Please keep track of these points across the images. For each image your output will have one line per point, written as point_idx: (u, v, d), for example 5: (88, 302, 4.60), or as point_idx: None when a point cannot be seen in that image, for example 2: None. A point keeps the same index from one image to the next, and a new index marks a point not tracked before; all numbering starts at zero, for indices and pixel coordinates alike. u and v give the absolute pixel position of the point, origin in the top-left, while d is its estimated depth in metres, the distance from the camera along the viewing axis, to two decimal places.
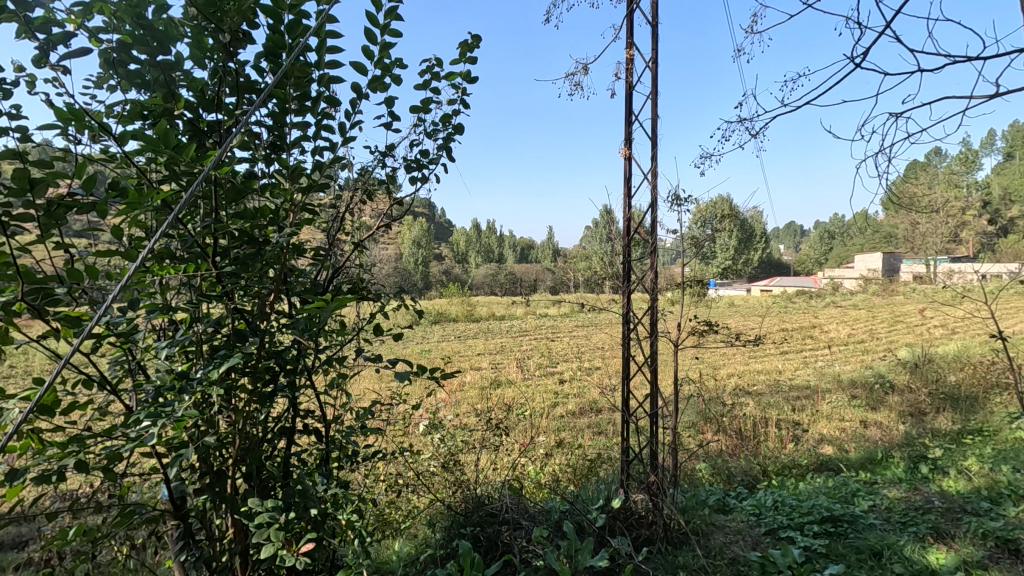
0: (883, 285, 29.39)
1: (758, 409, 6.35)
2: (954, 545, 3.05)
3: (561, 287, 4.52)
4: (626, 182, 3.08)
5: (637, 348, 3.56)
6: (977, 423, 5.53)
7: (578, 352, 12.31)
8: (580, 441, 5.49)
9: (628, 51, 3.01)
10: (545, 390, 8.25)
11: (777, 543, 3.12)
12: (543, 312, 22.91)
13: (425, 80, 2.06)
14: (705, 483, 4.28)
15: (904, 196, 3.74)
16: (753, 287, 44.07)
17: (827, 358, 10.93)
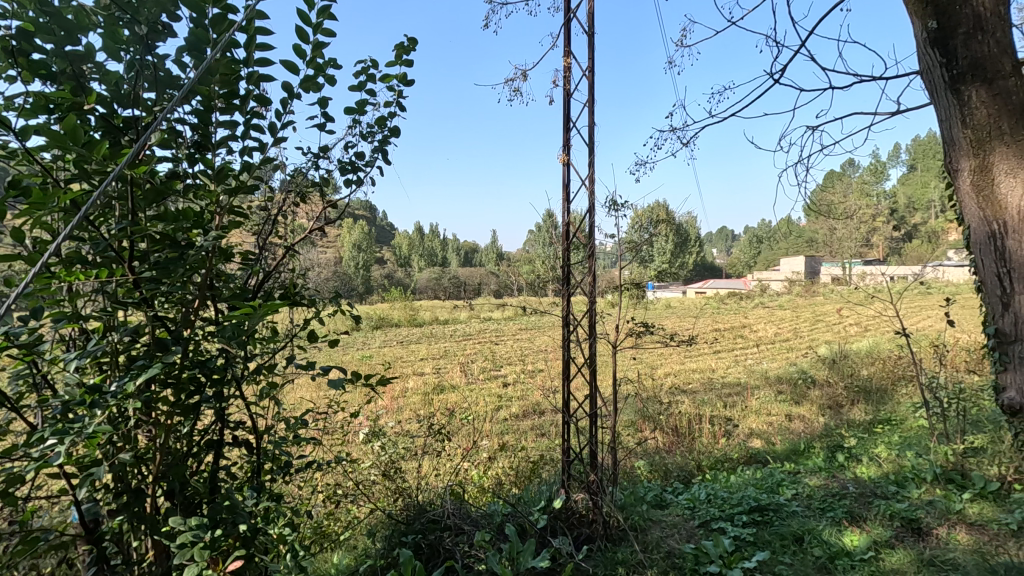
0: (805, 286, 31.36)
1: (693, 407, 6.63)
2: (866, 527, 3.29)
3: (504, 291, 4.54)
4: (566, 187, 3.14)
5: (577, 350, 3.63)
6: (886, 412, 6.01)
7: (521, 355, 12.41)
8: (524, 444, 5.53)
9: (566, 59, 3.08)
10: (489, 393, 8.26)
11: (709, 534, 3.27)
12: (488, 316, 22.95)
13: (360, 80, 2.03)
14: (644, 479, 4.41)
15: (822, 203, 4.03)
16: (688, 290, 46.00)
17: (756, 356, 11.55)
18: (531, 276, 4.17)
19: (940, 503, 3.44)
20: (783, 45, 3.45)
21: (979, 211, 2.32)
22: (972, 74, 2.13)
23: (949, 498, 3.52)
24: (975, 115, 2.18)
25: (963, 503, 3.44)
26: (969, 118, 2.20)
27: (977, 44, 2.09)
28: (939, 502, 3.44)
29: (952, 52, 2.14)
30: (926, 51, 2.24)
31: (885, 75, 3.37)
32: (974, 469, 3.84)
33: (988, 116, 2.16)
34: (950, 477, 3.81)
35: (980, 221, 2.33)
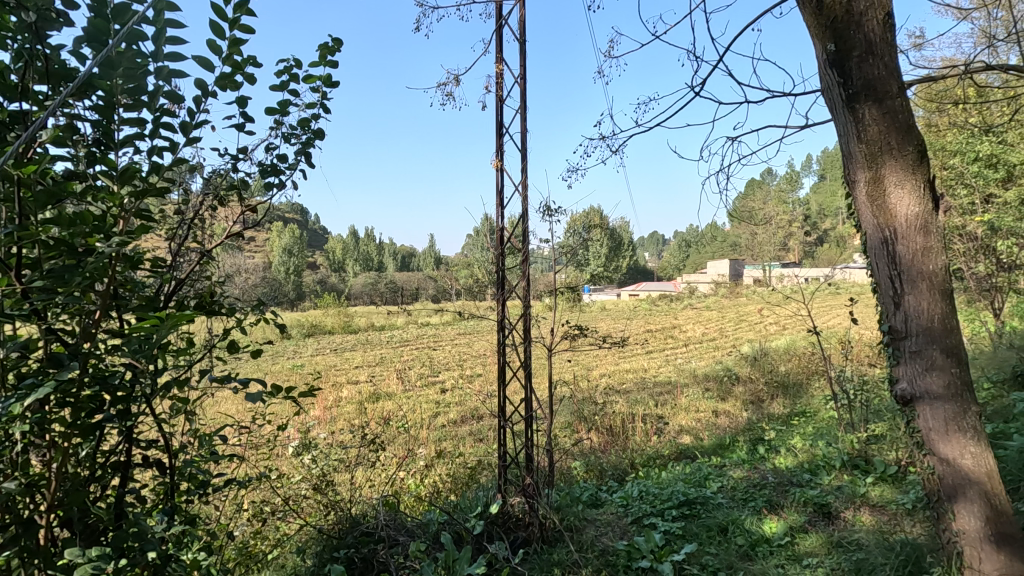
0: (730, 288, 33.14)
1: (627, 406, 6.83)
2: (783, 514, 3.51)
3: (442, 296, 4.50)
4: (500, 193, 3.16)
5: (513, 354, 3.64)
6: (802, 405, 6.44)
7: (460, 360, 12.35)
8: (462, 450, 5.49)
9: (499, 66, 3.10)
10: (426, 400, 8.16)
11: (641, 530, 3.37)
12: (425, 322, 22.69)
13: (283, 80, 1.96)
14: (580, 480, 4.49)
15: (744, 210, 4.26)
16: (622, 292, 47.48)
17: (685, 355, 12.07)
18: (469, 280, 4.16)
19: (847, 488, 3.71)
20: (700, 58, 3.27)
21: (873, 220, 2.40)
22: (865, 93, 2.24)
23: (854, 482, 3.82)
24: (868, 130, 2.28)
25: (866, 487, 3.74)
26: (863, 134, 2.29)
27: (869, 65, 2.20)
28: (847, 487, 3.72)
29: (848, 71, 2.24)
30: (826, 71, 2.35)
31: (795, 95, 3.29)
32: (876, 455, 4.18)
33: (880, 133, 2.26)
34: (856, 463, 4.13)
35: (875, 232, 2.41)
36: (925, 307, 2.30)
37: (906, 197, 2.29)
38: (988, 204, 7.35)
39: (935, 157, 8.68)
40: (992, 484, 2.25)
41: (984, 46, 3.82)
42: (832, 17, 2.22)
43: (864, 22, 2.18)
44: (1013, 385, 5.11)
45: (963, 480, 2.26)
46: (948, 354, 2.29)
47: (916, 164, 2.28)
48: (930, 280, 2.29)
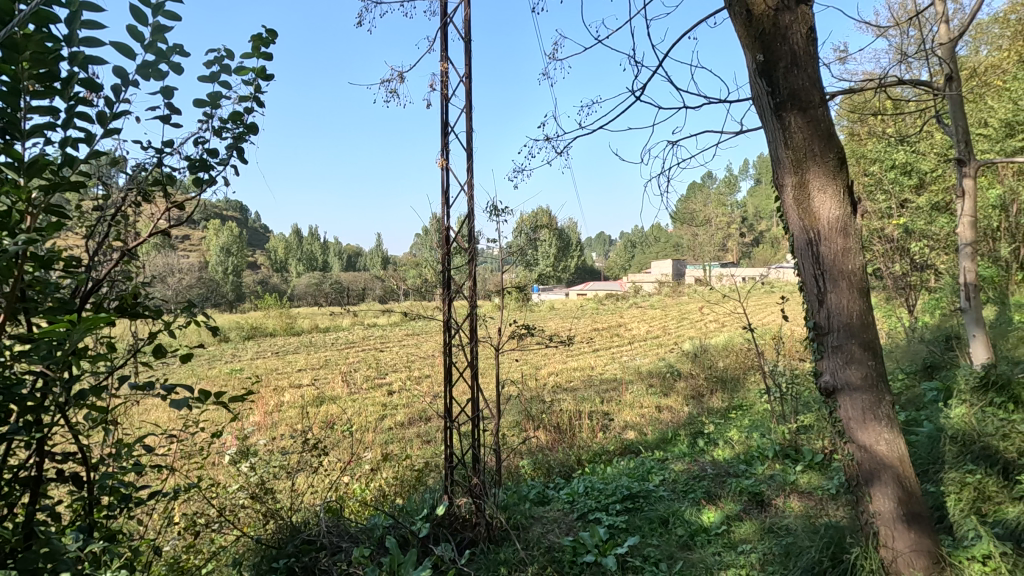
0: (673, 287, 34.32)
1: (574, 404, 6.94)
2: (720, 504, 3.66)
3: (389, 296, 4.41)
4: (445, 192, 3.14)
5: (460, 354, 3.63)
6: (739, 399, 6.74)
7: (407, 362, 12.20)
8: (410, 453, 5.42)
9: (443, 64, 3.08)
10: (373, 403, 8.01)
11: (586, 525, 3.43)
12: (373, 323, 22.27)
13: (212, 72, 1.87)
14: (528, 478, 4.52)
15: (687, 212, 4.42)
16: (570, 291, 48.24)
17: (630, 353, 12.40)
18: (418, 280, 4.11)
19: (778, 476, 3.92)
20: (635, 61, 3.12)
21: (799, 223, 2.53)
22: (791, 102, 2.36)
23: (785, 470, 4.04)
24: (794, 137, 2.41)
25: (796, 474, 3.96)
26: (790, 141, 2.43)
27: (794, 76, 2.33)
28: (778, 476, 3.92)
29: (775, 81, 2.36)
30: (756, 80, 2.46)
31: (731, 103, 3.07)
32: (805, 444, 4.43)
33: (804, 140, 2.40)
34: (786, 453, 4.36)
35: (800, 234, 2.55)
36: (845, 305, 2.46)
37: (828, 202, 2.44)
38: (903, 208, 7.93)
39: (858, 164, 9.27)
40: (902, 468, 2.43)
41: (898, 62, 4.10)
42: (760, 29, 2.33)
43: (789, 35, 2.30)
44: (923, 375, 5.54)
45: (878, 465, 2.43)
46: (865, 347, 2.45)
47: (836, 170, 2.43)
48: (849, 279, 2.45)
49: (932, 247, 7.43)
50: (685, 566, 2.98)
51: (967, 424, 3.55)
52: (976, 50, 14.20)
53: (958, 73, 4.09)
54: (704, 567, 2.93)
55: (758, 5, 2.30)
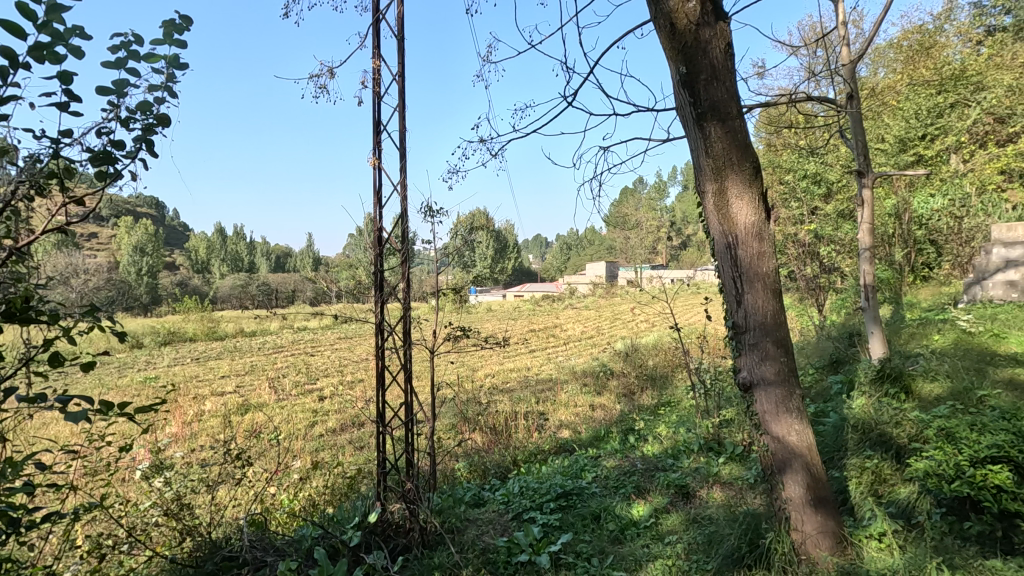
0: (607, 289, 35.34)
1: (511, 404, 7.00)
2: (648, 498, 3.80)
3: (320, 298, 4.26)
4: (378, 192, 3.08)
5: (394, 357, 3.56)
6: (667, 396, 7.03)
7: (340, 366, 11.85)
8: (341, 460, 5.26)
9: (375, 61, 3.01)
10: (302, 409, 7.70)
11: (521, 525, 3.46)
12: (303, 326, 21.44)
13: (117, 57, 1.74)
14: (464, 481, 4.50)
15: (619, 216, 4.55)
16: (507, 292, 48.53)
17: (565, 353, 12.63)
18: (351, 281, 4.00)
19: (703, 469, 4.12)
20: (566, 67, 3.28)
21: (719, 228, 2.67)
22: (711, 113, 2.49)
23: (709, 463, 4.25)
24: (714, 147, 2.54)
25: (719, 466, 4.17)
26: (710, 150, 2.56)
27: (714, 88, 2.46)
28: (703, 469, 4.12)
29: (697, 92, 2.48)
30: (679, 90, 2.57)
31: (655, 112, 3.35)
32: (726, 437, 4.68)
33: (723, 149, 2.54)
34: (710, 446, 4.59)
35: (720, 238, 2.68)
36: (759, 305, 2.62)
37: (745, 208, 2.59)
38: (813, 215, 8.56)
39: (774, 173, 9.93)
40: (810, 456, 2.62)
41: (806, 79, 4.42)
42: (683, 42, 2.44)
43: (709, 49, 2.42)
44: (830, 369, 6.01)
45: (789, 454, 2.60)
46: (777, 345, 2.62)
47: (752, 178, 2.59)
48: (763, 281, 2.61)
49: (838, 250, 8.06)
50: (615, 559, 3.06)
51: (867, 414, 3.88)
52: (875, 71, 15.65)
53: (858, 92, 4.46)
54: (634, 560, 3.02)
55: (681, 18, 2.41)
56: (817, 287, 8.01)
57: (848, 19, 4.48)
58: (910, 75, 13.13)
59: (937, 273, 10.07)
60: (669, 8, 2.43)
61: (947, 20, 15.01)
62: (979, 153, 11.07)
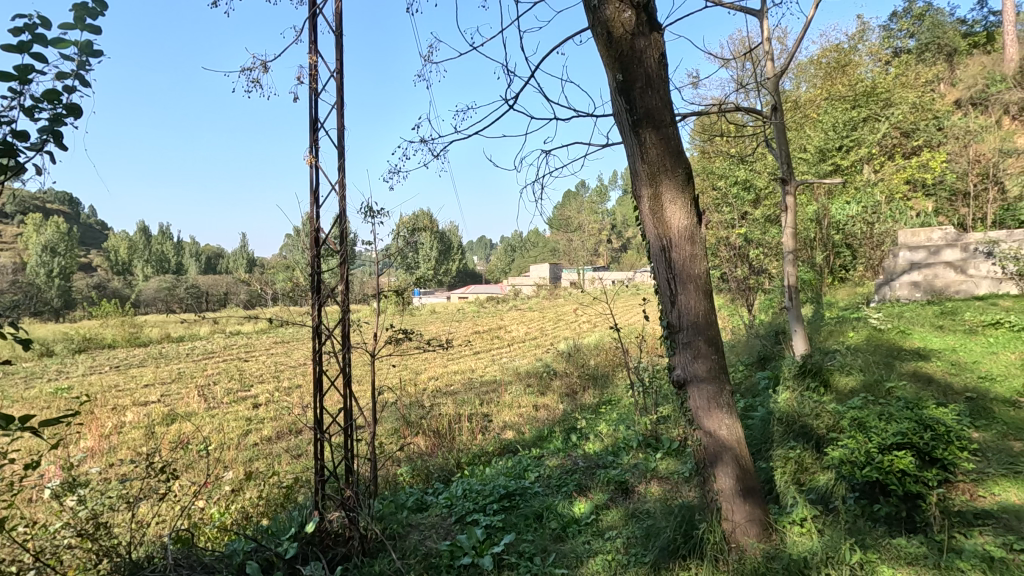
0: (551, 290, 35.79)
1: (454, 407, 6.95)
2: (589, 495, 3.89)
3: (254, 301, 4.08)
4: (314, 192, 2.99)
5: (332, 362, 3.46)
6: (609, 394, 7.19)
7: (276, 371, 11.39)
8: (276, 469, 5.05)
9: (312, 57, 2.93)
10: (235, 417, 7.34)
11: (464, 527, 3.45)
12: (236, 331, 20.44)
13: (19, 39, 1.60)
14: (406, 486, 4.44)
15: (562, 218, 4.63)
16: (451, 294, 48.19)
17: (509, 354, 12.69)
18: (288, 284, 3.85)
19: (641, 465, 4.24)
20: (505, 71, 3.32)
21: (654, 231, 2.76)
22: (646, 120, 2.58)
23: (647, 459, 4.40)
24: (648, 153, 2.63)
25: (656, 462, 4.32)
26: (645, 155, 2.64)
27: (648, 96, 2.54)
28: (641, 465, 4.25)
29: (633, 99, 2.56)
30: (615, 97, 2.65)
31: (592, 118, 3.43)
32: (663, 433, 4.84)
33: (657, 155, 2.63)
34: (648, 442, 4.74)
35: (656, 240, 2.78)
36: (692, 305, 2.73)
37: (678, 212, 2.69)
38: (743, 219, 9.00)
39: (708, 179, 10.38)
40: (740, 449, 2.75)
41: (735, 91, 4.65)
42: (619, 50, 2.51)
43: (644, 58, 2.51)
44: (758, 365, 6.35)
45: (720, 448, 2.73)
46: (709, 343, 2.73)
47: (684, 184, 2.69)
48: (695, 282, 2.73)
49: (766, 253, 8.51)
50: (557, 557, 3.11)
51: (790, 407, 4.12)
52: (798, 85, 16.67)
53: (782, 104, 4.73)
54: (575, 557, 3.08)
55: (618, 28, 2.48)
56: (747, 288, 8.33)
57: (772, 35, 4.75)
58: (829, 89, 14.06)
59: (852, 274, 10.79)
60: (606, 18, 2.50)
61: (860, 40, 16.20)
62: (888, 165, 12.02)
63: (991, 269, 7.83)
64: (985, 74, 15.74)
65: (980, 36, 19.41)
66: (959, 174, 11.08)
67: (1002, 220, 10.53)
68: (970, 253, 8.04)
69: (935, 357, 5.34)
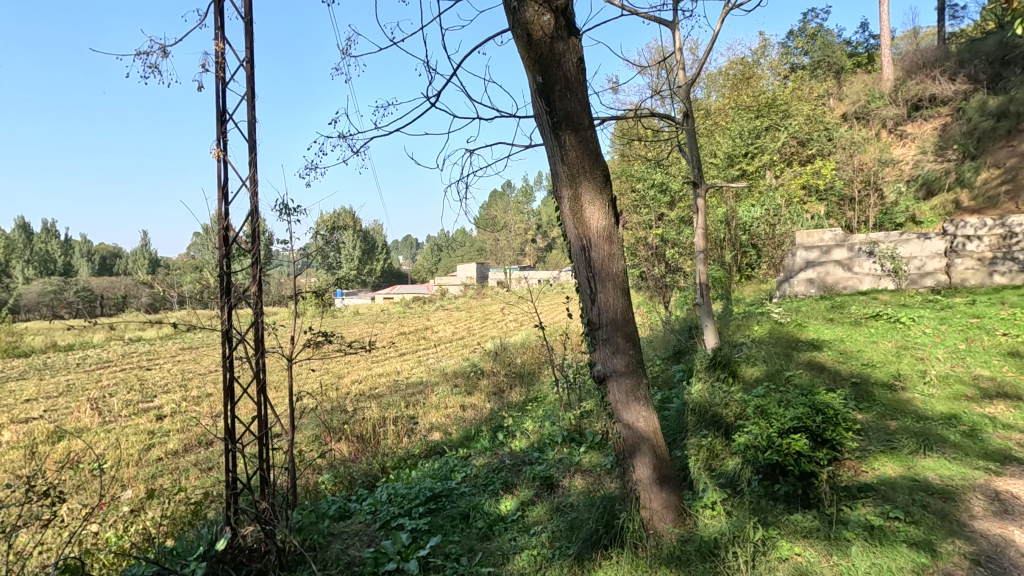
0: (478, 289, 35.84)
1: (379, 411, 6.78)
2: (515, 492, 3.94)
3: (159, 303, 3.78)
4: (223, 187, 2.81)
5: (245, 367, 3.27)
6: (535, 391, 7.30)
7: (183, 379, 10.60)
8: (182, 485, 4.69)
9: (219, 43, 2.74)
10: (135, 432, 6.76)
11: (389, 532, 3.38)
12: (137, 337, 18.80)
13: None
14: (328, 494, 4.28)
15: (489, 218, 4.64)
16: (375, 294, 46.97)
17: (436, 355, 12.58)
18: (196, 285, 3.60)
19: (566, 459, 4.35)
20: (426, 67, 3.29)
21: (575, 231, 2.83)
22: (565, 123, 2.64)
23: (571, 453, 4.52)
24: (568, 154, 2.69)
25: (580, 456, 4.44)
26: (565, 157, 2.70)
27: (567, 99, 2.60)
28: (565, 459, 4.36)
29: (552, 102, 2.61)
30: (536, 99, 2.69)
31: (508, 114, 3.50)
32: (586, 427, 4.98)
33: (576, 157, 2.69)
34: (572, 437, 4.86)
35: (576, 240, 2.85)
36: (611, 302, 2.82)
37: (597, 213, 2.77)
38: (660, 220, 9.42)
39: (627, 181, 10.79)
40: (656, 439, 2.88)
41: (651, 96, 4.87)
42: (539, 53, 2.55)
43: (563, 62, 2.57)
44: (674, 359, 6.69)
45: (638, 439, 2.84)
46: (627, 339, 2.84)
47: (602, 186, 2.78)
48: (614, 280, 2.82)
49: (681, 251, 8.98)
50: (484, 556, 3.11)
51: (702, 397, 4.38)
52: (708, 94, 17.72)
53: (693, 112, 5.01)
54: (501, 554, 3.10)
55: (537, 30, 2.52)
56: (664, 285, 8.57)
57: (683, 45, 5.00)
58: (735, 99, 15.05)
59: (757, 272, 11.52)
60: (526, 20, 2.53)
61: (762, 55, 17.50)
62: (787, 171, 13.04)
63: (872, 267, 8.72)
64: (866, 91, 17.47)
65: (863, 57, 21.56)
66: (847, 181, 12.22)
67: (881, 223, 11.76)
68: (855, 252, 8.89)
69: (827, 347, 5.86)
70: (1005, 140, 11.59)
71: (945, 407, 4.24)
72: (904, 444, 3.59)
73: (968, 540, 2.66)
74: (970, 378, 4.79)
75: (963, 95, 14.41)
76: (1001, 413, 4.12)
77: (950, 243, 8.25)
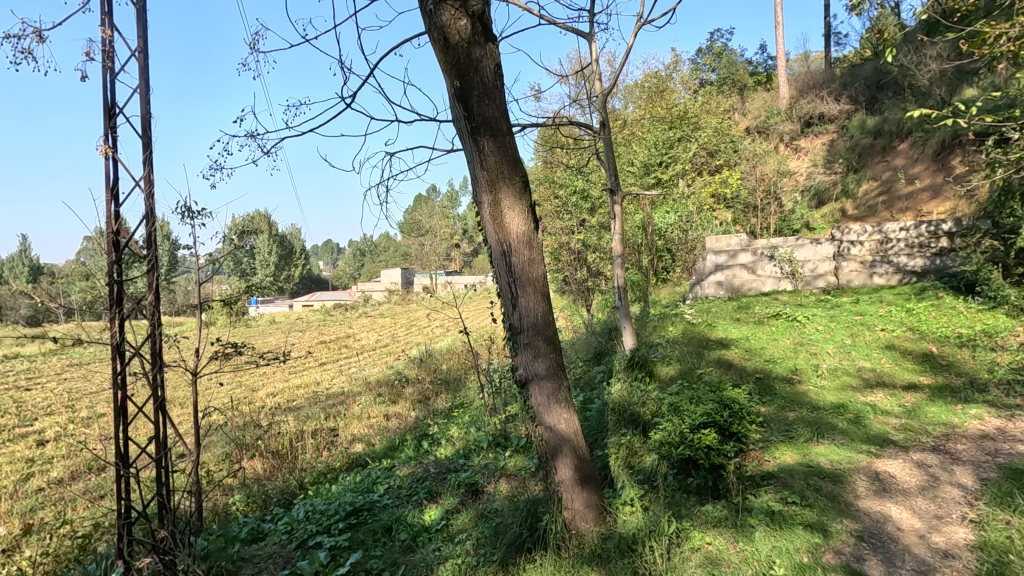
0: (403, 295, 35.17)
1: (296, 424, 6.46)
2: (440, 501, 3.88)
3: (39, 316, 3.39)
4: (112, 187, 2.56)
5: (140, 383, 2.99)
6: (460, 397, 7.24)
7: (70, 399, 9.58)
8: (66, 519, 4.22)
9: (106, 30, 2.51)
10: (10, 461, 6.02)
11: (305, 552, 3.22)
12: (14, 354, 16.79)
13: None
14: (239, 516, 4.01)
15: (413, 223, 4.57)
16: (294, 301, 44.89)
17: (358, 363, 12.20)
18: (84, 295, 3.26)
19: (491, 464, 4.35)
20: (341, 69, 3.30)
21: (496, 236, 2.84)
22: (483, 128, 2.64)
23: (496, 458, 4.52)
24: (487, 160, 2.70)
25: (505, 460, 4.46)
26: (484, 162, 2.71)
27: (485, 104, 2.61)
28: (491, 464, 4.36)
29: (470, 107, 2.61)
30: (453, 103, 2.68)
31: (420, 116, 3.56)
32: (511, 431, 5.01)
33: (495, 162, 2.70)
34: (498, 441, 4.86)
35: (496, 245, 2.86)
36: (531, 306, 2.85)
37: (516, 218, 2.79)
38: (582, 225, 9.69)
39: (550, 188, 11.03)
40: (577, 440, 2.94)
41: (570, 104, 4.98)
42: (456, 57, 2.55)
43: (480, 67, 2.57)
44: (595, 360, 6.89)
45: (560, 441, 2.89)
46: (548, 342, 2.88)
47: (521, 191, 2.81)
48: (534, 285, 2.85)
49: (602, 255, 9.27)
50: (407, 569, 3.04)
51: (622, 397, 4.54)
52: (625, 104, 18.48)
53: (610, 121, 5.19)
54: (425, 565, 3.04)
55: (453, 35, 2.52)
56: (586, 288, 8.79)
57: (599, 57, 5.17)
58: (650, 110, 15.82)
59: (672, 275, 12.10)
60: (442, 23, 2.52)
61: (673, 70, 18.50)
62: (697, 180, 13.84)
63: (773, 270, 9.42)
64: (766, 108, 18.95)
65: (762, 76, 23.39)
66: (750, 190, 13.13)
67: (780, 229, 12.76)
68: (758, 256, 9.56)
69: (734, 345, 6.26)
70: (881, 155, 12.97)
71: (834, 397, 4.65)
72: (800, 433, 3.90)
73: (854, 518, 2.92)
74: (855, 370, 5.29)
75: (846, 114, 15.97)
76: (880, 400, 4.57)
77: (838, 248, 9.09)
